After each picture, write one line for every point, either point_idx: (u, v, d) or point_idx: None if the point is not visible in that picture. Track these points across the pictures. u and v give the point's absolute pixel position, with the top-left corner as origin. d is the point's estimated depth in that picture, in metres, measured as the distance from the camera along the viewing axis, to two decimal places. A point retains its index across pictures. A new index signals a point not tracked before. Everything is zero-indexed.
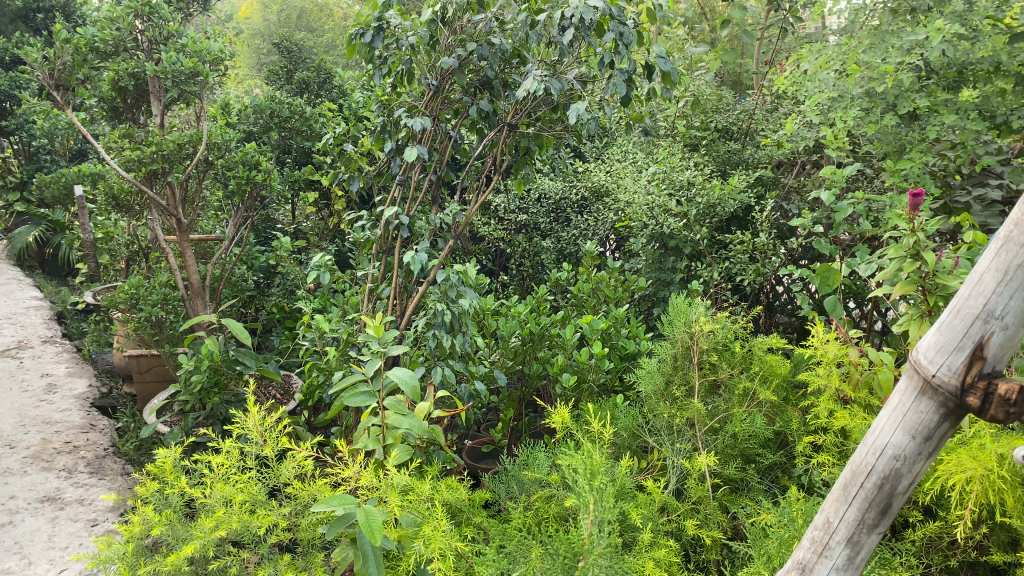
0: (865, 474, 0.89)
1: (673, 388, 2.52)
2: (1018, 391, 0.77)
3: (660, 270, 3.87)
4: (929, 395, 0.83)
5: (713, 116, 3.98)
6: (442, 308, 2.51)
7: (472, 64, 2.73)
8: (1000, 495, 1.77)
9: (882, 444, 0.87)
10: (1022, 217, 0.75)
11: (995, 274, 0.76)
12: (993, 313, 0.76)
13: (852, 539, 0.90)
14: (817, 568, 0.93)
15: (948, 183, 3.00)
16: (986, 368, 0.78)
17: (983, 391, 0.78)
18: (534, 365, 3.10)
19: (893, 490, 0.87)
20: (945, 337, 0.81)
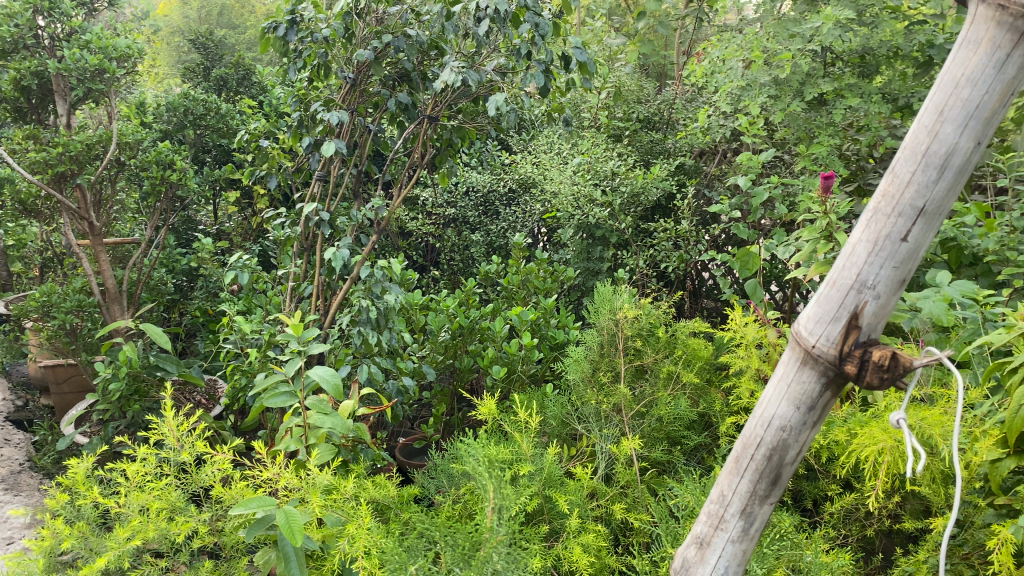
0: (751, 447, 0.75)
1: (600, 374, 2.54)
2: (898, 358, 0.64)
3: (588, 260, 3.91)
4: (809, 365, 0.70)
5: (635, 106, 4.02)
6: (368, 305, 2.48)
7: (389, 56, 2.70)
8: (910, 465, 1.83)
9: (768, 417, 0.73)
10: (894, 172, 0.64)
11: (865, 245, 0.65)
12: (864, 281, 0.65)
13: (743, 515, 0.76)
14: (706, 559, 0.79)
15: (861, 166, 3.17)
16: (862, 336, 0.66)
17: (859, 362, 0.66)
18: (465, 358, 3.09)
19: (782, 462, 0.74)
20: (820, 307, 0.68)
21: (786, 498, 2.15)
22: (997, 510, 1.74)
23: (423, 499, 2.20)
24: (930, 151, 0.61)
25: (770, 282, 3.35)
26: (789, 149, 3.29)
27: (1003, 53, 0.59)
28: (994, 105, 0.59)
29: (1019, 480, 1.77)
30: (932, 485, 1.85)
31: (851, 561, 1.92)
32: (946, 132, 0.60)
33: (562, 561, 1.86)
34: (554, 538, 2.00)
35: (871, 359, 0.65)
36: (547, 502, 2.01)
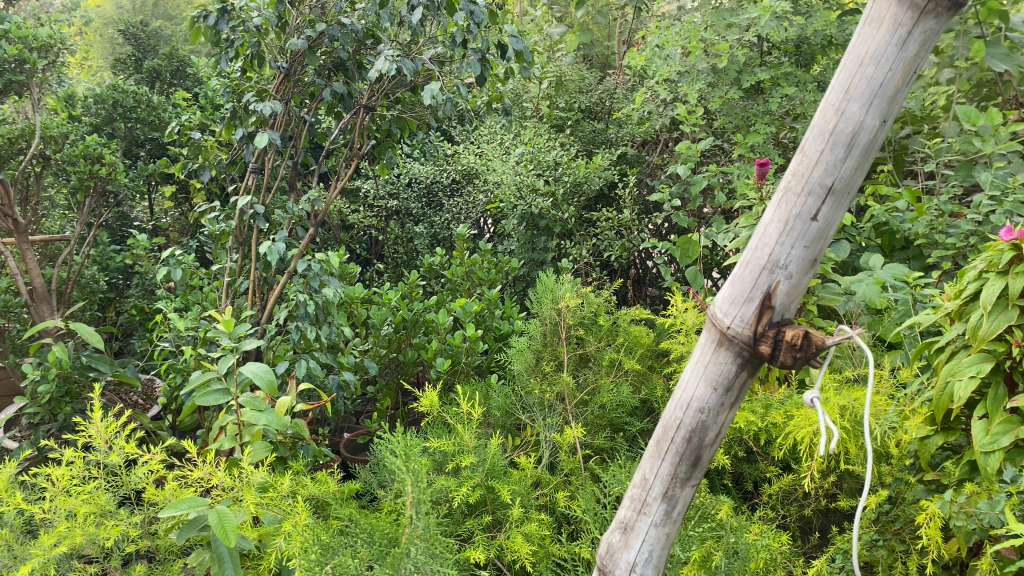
0: (672, 429, 0.74)
1: (543, 363, 2.53)
2: (810, 336, 0.65)
3: (532, 250, 3.90)
4: (725, 347, 0.69)
5: (576, 96, 4.02)
6: (306, 299, 2.43)
7: (323, 45, 2.64)
8: (844, 444, 1.86)
9: (686, 398, 0.73)
10: (802, 154, 0.64)
11: (777, 225, 0.65)
12: (777, 261, 0.65)
13: (666, 497, 0.75)
14: (632, 544, 0.79)
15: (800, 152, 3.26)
16: (776, 317, 0.66)
17: (772, 342, 0.66)
18: (409, 351, 3.05)
19: (702, 444, 0.73)
20: (735, 289, 0.68)
21: (726, 480, 2.17)
22: (926, 485, 1.79)
23: (365, 494, 2.16)
24: (837, 130, 0.62)
25: (710, 269, 3.39)
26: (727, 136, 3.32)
27: (904, 31, 0.58)
28: (898, 84, 0.59)
29: (946, 456, 1.81)
30: (865, 464, 1.89)
31: (790, 541, 1.95)
32: (852, 110, 0.61)
33: (505, 550, 1.85)
34: (497, 529, 1.99)
35: (785, 338, 0.66)
36: (489, 492, 2.00)
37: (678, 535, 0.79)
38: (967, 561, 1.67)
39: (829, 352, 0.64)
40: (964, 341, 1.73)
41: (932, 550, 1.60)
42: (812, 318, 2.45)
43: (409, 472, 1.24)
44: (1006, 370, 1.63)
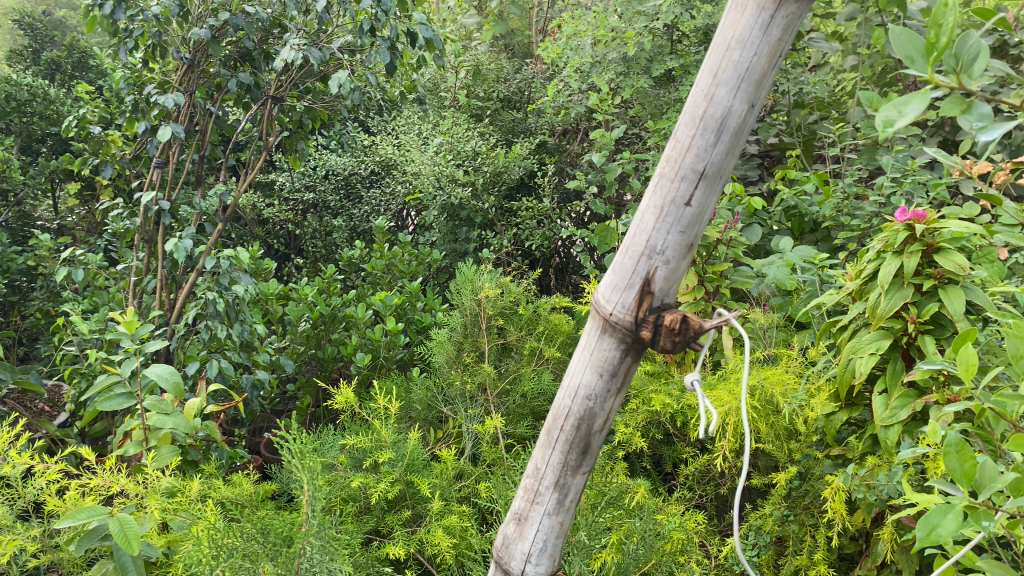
0: (561, 418, 0.74)
1: (464, 354, 2.50)
2: (687, 321, 0.66)
3: (454, 241, 3.84)
4: (609, 333, 0.69)
5: (494, 85, 3.98)
6: (214, 297, 2.36)
7: (228, 35, 2.56)
8: (755, 423, 1.89)
9: (574, 384, 0.73)
10: (676, 140, 0.64)
11: (654, 211, 0.65)
12: (654, 248, 0.65)
13: (558, 484, 0.75)
14: (528, 531, 0.78)
15: None
16: (655, 302, 0.66)
17: (652, 327, 0.67)
18: (328, 347, 2.99)
19: (590, 430, 0.73)
20: (617, 275, 0.68)
21: (646, 464, 2.20)
22: (833, 460, 1.83)
23: (281, 494, 2.11)
24: (707, 115, 0.62)
25: None
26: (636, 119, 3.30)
27: (767, 15, 0.59)
28: (763, 67, 0.60)
29: (851, 431, 1.87)
30: (776, 442, 1.93)
31: (707, 520, 1.98)
32: (721, 95, 0.61)
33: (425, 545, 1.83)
34: (418, 522, 1.97)
35: (664, 323, 0.66)
36: (409, 487, 1.98)
37: (572, 523, 0.78)
38: (872, 531, 1.72)
39: (703, 335, 0.65)
40: (865, 320, 1.78)
41: (838, 523, 1.64)
42: (726, 300, 2.49)
43: (314, 470, 1.21)
44: (903, 347, 1.69)
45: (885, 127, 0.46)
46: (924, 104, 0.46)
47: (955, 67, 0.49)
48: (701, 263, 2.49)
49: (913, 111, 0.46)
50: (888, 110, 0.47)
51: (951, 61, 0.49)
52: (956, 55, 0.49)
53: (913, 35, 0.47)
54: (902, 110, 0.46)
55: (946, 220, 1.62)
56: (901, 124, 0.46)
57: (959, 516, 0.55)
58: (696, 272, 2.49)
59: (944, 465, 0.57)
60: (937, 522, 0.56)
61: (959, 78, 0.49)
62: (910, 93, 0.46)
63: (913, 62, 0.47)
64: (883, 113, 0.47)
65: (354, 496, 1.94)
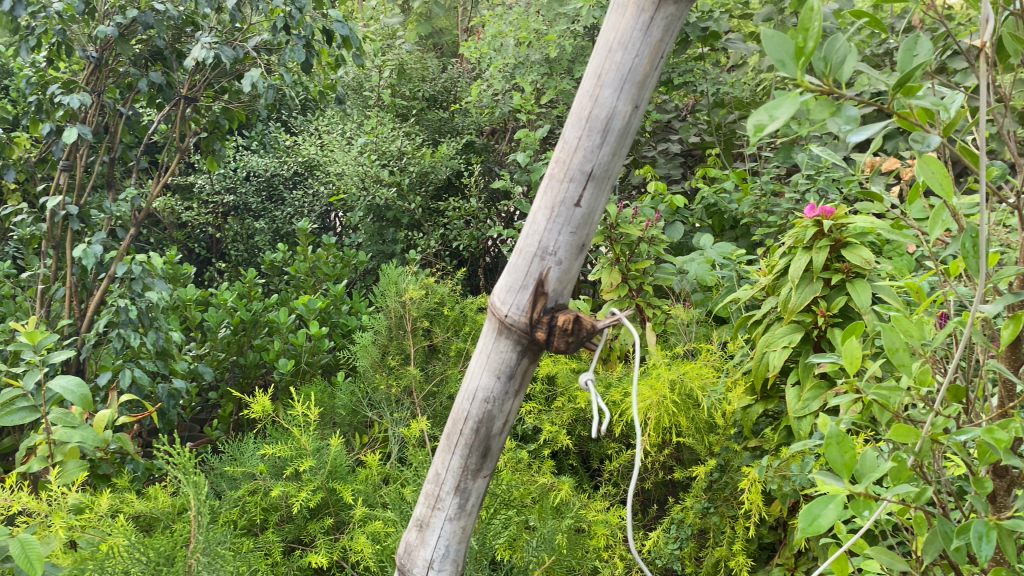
0: (459, 422, 0.74)
1: (389, 357, 2.47)
2: (580, 321, 0.67)
3: (380, 243, 3.71)
4: (505, 334, 0.70)
5: (419, 84, 3.92)
6: (127, 304, 2.26)
7: (137, 33, 2.47)
8: (675, 417, 1.87)
9: (473, 387, 0.72)
10: (564, 142, 0.65)
11: (544, 212, 0.65)
12: (546, 249, 0.65)
13: (459, 488, 0.75)
14: (430, 536, 0.77)
15: (637, 140, 3.35)
16: (549, 302, 0.67)
17: (547, 328, 0.67)
18: (250, 353, 2.90)
19: (490, 433, 0.73)
20: (511, 277, 0.68)
21: (573, 461, 2.19)
22: (751, 452, 1.88)
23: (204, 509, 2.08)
24: (593, 116, 0.62)
25: None
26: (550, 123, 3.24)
27: (647, 16, 0.59)
28: (645, 67, 0.60)
29: (768, 422, 1.93)
30: (696, 435, 1.92)
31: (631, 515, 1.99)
32: (605, 96, 0.61)
33: (348, 552, 1.81)
34: (341, 530, 1.95)
35: (558, 323, 0.67)
36: (331, 494, 1.95)
37: (475, 528, 0.78)
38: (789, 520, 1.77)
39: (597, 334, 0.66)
40: (778, 314, 1.83)
41: (754, 512, 1.68)
42: (649, 298, 2.52)
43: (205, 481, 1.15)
44: (814, 339, 1.73)
45: (755, 130, 0.46)
46: (794, 107, 0.46)
47: (824, 71, 0.50)
48: (625, 261, 2.50)
49: (783, 115, 0.46)
50: (759, 113, 0.47)
51: (820, 65, 0.50)
52: (825, 58, 0.50)
53: (784, 39, 0.48)
54: (773, 115, 0.46)
55: (853, 215, 1.67)
56: (772, 127, 0.46)
57: (841, 505, 0.55)
58: (620, 269, 2.51)
59: (825, 457, 0.57)
60: (819, 513, 0.55)
61: (830, 82, 0.50)
62: (782, 96, 0.46)
63: (785, 66, 0.48)
64: (755, 117, 0.47)
65: (275, 507, 1.92)
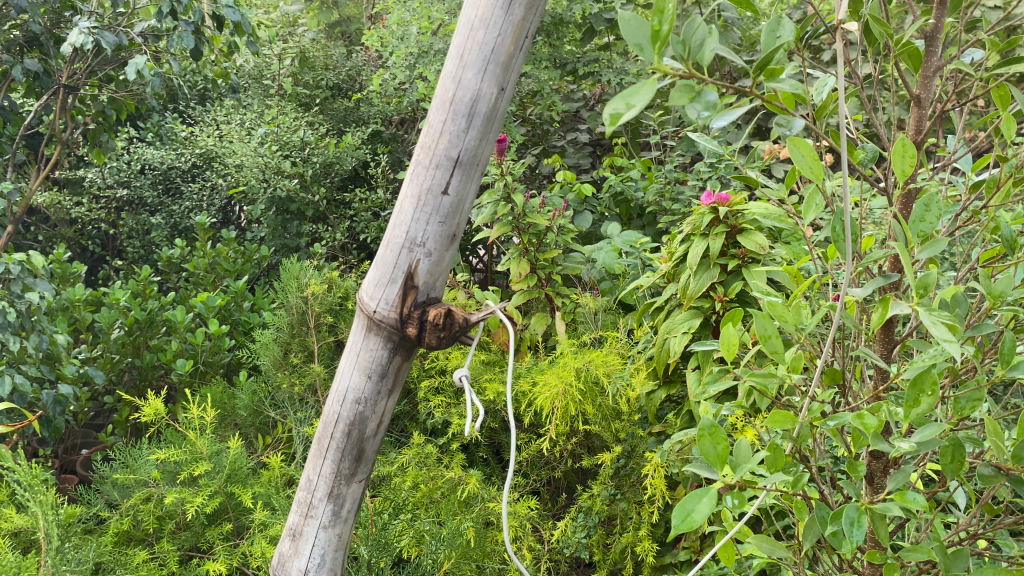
0: (332, 423, 0.77)
1: (292, 356, 2.39)
2: (449, 316, 0.71)
3: (283, 236, 3.58)
4: (375, 332, 0.73)
5: (323, 72, 3.72)
6: (3, 307, 2.09)
7: (9, 16, 2.29)
8: (581, 406, 1.83)
9: (343, 389, 0.75)
10: (428, 132, 0.68)
11: (411, 199, 0.68)
12: (415, 240, 0.68)
13: (332, 493, 0.77)
14: (303, 541, 0.79)
15: (546, 129, 3.33)
16: (419, 296, 0.71)
17: (416, 322, 0.71)
18: (146, 355, 2.75)
19: (363, 435, 0.77)
20: (379, 270, 0.71)
21: (481, 454, 2.10)
22: (656, 438, 1.89)
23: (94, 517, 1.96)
24: (457, 98, 0.65)
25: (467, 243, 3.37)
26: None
27: None
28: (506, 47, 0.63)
29: (672, 407, 1.94)
30: (602, 422, 1.89)
31: (541, 506, 1.97)
32: (469, 78, 0.64)
33: (248, 559, 1.73)
34: (242, 535, 1.87)
35: (429, 318, 0.71)
36: (229, 499, 1.87)
37: (350, 534, 0.81)
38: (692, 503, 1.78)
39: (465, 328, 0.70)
40: (678, 301, 1.84)
41: (659, 498, 1.68)
42: (559, 288, 2.48)
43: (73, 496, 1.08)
44: (713, 325, 1.75)
45: (611, 119, 0.44)
46: (652, 94, 0.44)
47: (684, 54, 0.48)
48: (533, 251, 2.43)
49: (641, 102, 0.44)
50: (615, 102, 0.44)
51: (679, 48, 0.48)
52: (683, 41, 0.48)
53: (641, 23, 0.46)
54: (630, 101, 0.44)
55: (747, 203, 1.69)
56: (629, 115, 0.44)
57: (713, 499, 0.54)
58: (529, 260, 2.45)
59: (697, 450, 0.56)
60: (693, 507, 0.54)
61: (690, 66, 0.48)
62: (638, 82, 0.44)
63: (643, 50, 0.46)
64: (611, 105, 0.44)
65: (171, 516, 1.82)
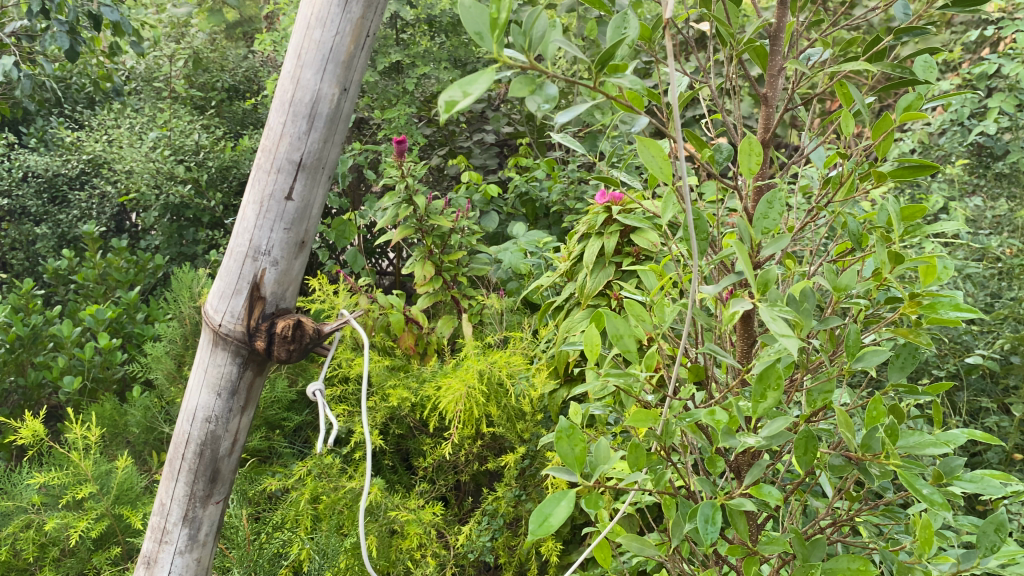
0: (182, 445, 0.85)
1: (186, 368, 2.29)
2: (295, 326, 0.81)
3: (180, 244, 3.43)
4: (222, 347, 0.82)
5: (218, 73, 3.58)
6: None
7: None
8: (483, 408, 1.81)
9: (193, 410, 0.83)
10: (266, 141, 0.77)
11: (254, 205, 0.77)
12: (259, 249, 0.78)
13: (188, 516, 0.85)
14: (159, 562, 0.86)
15: (452, 130, 3.29)
16: (266, 307, 0.80)
17: (266, 333, 0.80)
18: (29, 374, 2.58)
19: (216, 456, 0.85)
20: (224, 282, 0.80)
21: (387, 461, 2.04)
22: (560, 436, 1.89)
23: None
24: (296, 100, 0.75)
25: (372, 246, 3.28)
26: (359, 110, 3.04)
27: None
28: (345, 44, 0.73)
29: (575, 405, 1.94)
30: (505, 424, 1.88)
31: (447, 511, 1.93)
32: (308, 77, 0.74)
33: None
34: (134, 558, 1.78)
35: (278, 330, 0.80)
36: (118, 521, 1.77)
37: (208, 553, 0.89)
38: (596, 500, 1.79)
39: (310, 338, 0.81)
40: (577, 300, 1.85)
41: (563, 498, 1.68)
42: (465, 290, 2.44)
43: None
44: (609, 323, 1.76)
45: (446, 107, 0.41)
46: (489, 82, 0.42)
47: (525, 46, 0.46)
48: (438, 253, 2.39)
49: (477, 90, 0.41)
50: (451, 88, 0.42)
51: (520, 39, 0.46)
52: (524, 33, 0.47)
53: (480, 10, 0.44)
54: (466, 90, 0.42)
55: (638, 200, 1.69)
56: (465, 104, 0.42)
57: (572, 502, 0.53)
58: (433, 262, 2.40)
59: (557, 453, 0.55)
60: (551, 512, 0.53)
61: (532, 57, 0.46)
62: (476, 69, 0.42)
63: (481, 40, 0.44)
64: (446, 91, 0.42)
65: (55, 542, 1.71)
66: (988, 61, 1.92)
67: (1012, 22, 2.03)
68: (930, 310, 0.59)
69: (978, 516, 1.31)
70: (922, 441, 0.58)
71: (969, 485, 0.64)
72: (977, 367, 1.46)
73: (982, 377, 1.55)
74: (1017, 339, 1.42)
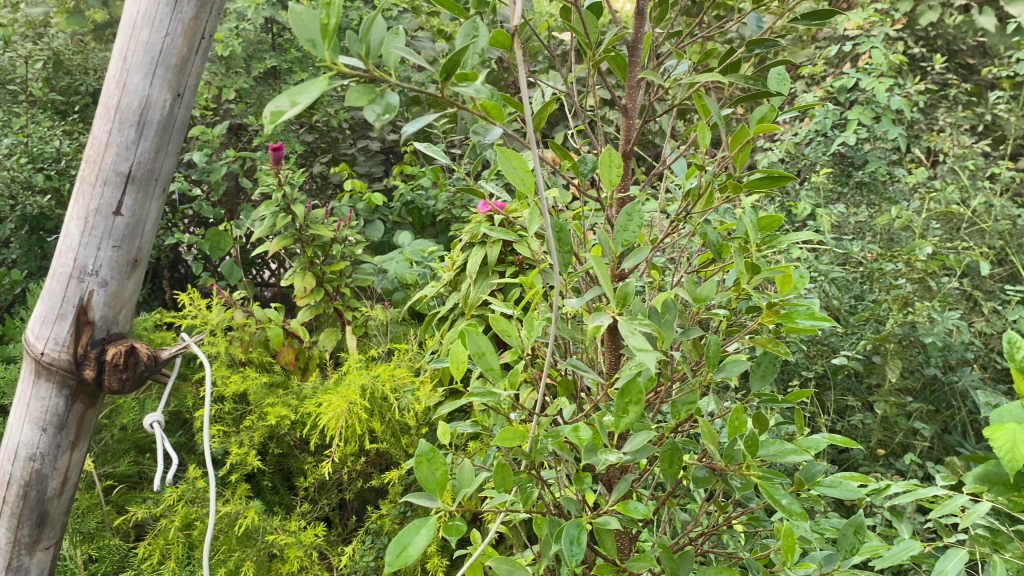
0: (5, 488, 0.90)
1: None
2: (125, 354, 0.89)
3: (40, 257, 3.19)
4: (46, 378, 0.87)
5: (81, 77, 3.35)
6: None
7: None
8: (366, 424, 1.76)
9: (17, 449, 0.89)
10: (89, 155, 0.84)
11: (78, 222, 0.84)
12: (86, 270, 0.84)
13: (13, 562, 0.91)
14: None
15: (335, 138, 3.20)
16: (94, 332, 0.87)
17: (94, 360, 0.87)
18: None
19: (43, 497, 0.90)
20: (47, 307, 0.86)
21: (266, 482, 1.95)
22: None
23: None
24: (124, 108, 0.82)
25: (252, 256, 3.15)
26: (235, 117, 2.91)
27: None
28: (176, 46, 0.81)
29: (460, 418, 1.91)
30: (389, 439, 1.82)
31: (330, 532, 1.86)
32: (137, 85, 0.81)
33: None
34: None
35: (109, 357, 0.88)
36: None
37: None
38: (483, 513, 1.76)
39: (142, 365, 0.89)
40: (460, 311, 1.82)
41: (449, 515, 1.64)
42: (348, 301, 2.37)
43: None
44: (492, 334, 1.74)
45: (272, 118, 0.38)
46: (318, 93, 0.38)
47: (362, 53, 0.44)
48: (319, 264, 2.30)
49: (306, 101, 0.38)
50: (278, 98, 0.38)
51: (356, 47, 0.43)
52: (361, 40, 0.44)
53: (313, 16, 0.41)
54: (294, 100, 0.38)
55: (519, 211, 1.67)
56: (292, 115, 0.39)
57: (431, 529, 0.51)
58: (315, 273, 2.30)
59: (417, 478, 0.53)
60: (409, 541, 0.50)
61: (368, 66, 0.43)
62: (306, 77, 0.38)
63: (314, 47, 0.40)
64: (272, 102, 0.38)
65: None
66: (848, 74, 2.01)
67: (870, 39, 2.14)
68: (789, 319, 0.60)
69: (848, 511, 1.35)
70: (784, 450, 0.59)
71: (830, 490, 0.65)
72: (844, 367, 1.51)
73: (849, 377, 1.61)
74: (879, 340, 1.48)
